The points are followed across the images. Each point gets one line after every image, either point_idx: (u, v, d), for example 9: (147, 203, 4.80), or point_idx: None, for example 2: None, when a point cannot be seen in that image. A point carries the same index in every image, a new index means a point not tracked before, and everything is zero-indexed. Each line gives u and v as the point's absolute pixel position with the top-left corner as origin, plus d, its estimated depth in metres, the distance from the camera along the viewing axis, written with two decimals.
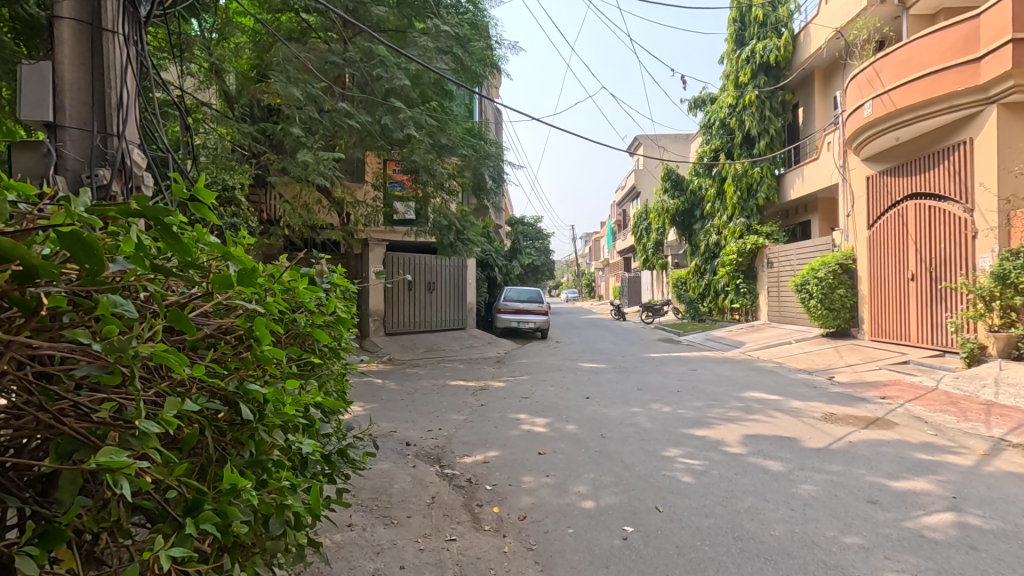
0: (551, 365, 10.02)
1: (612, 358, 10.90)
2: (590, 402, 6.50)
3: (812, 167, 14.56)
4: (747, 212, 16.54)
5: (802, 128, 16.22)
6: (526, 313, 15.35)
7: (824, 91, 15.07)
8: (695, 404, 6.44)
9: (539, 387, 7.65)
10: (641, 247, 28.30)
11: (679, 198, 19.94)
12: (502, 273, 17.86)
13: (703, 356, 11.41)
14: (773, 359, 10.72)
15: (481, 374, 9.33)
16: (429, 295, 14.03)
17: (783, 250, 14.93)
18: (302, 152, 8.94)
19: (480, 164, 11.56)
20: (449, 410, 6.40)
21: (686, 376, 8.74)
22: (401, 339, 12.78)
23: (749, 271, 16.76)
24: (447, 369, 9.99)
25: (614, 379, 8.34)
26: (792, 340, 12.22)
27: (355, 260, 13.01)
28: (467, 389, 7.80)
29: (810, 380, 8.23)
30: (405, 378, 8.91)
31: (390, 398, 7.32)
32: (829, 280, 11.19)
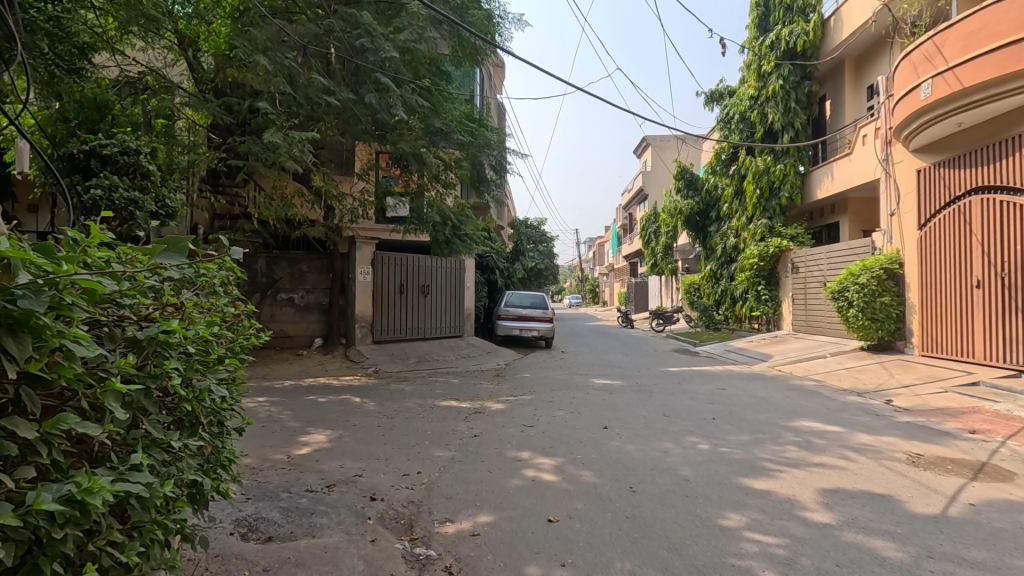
0: (558, 381, 8.76)
1: (627, 373, 9.62)
2: (609, 436, 5.22)
3: (844, 163, 13.34)
4: (769, 212, 15.27)
5: (830, 121, 15.01)
6: (529, 320, 14.11)
7: (856, 81, 13.94)
8: (742, 439, 5.17)
9: (544, 412, 6.39)
10: (649, 250, 27.03)
11: (694, 198, 18.70)
12: (504, 276, 16.64)
13: (728, 371, 10.14)
14: (810, 376, 9.43)
15: (477, 391, 8.10)
16: (423, 300, 12.79)
17: (809, 253, 13.67)
18: (270, 132, 7.80)
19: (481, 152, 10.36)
20: (435, 444, 5.14)
21: (717, 397, 7.44)
22: (391, 349, 11.53)
23: (770, 277, 15.51)
24: (439, 384, 8.75)
25: (634, 401, 7.05)
26: (827, 353, 10.94)
27: (341, 260, 11.80)
28: (460, 412, 6.54)
29: (865, 404, 6.95)
30: (389, 395, 7.66)
31: (367, 422, 6.11)
32: (872, 287, 9.95)
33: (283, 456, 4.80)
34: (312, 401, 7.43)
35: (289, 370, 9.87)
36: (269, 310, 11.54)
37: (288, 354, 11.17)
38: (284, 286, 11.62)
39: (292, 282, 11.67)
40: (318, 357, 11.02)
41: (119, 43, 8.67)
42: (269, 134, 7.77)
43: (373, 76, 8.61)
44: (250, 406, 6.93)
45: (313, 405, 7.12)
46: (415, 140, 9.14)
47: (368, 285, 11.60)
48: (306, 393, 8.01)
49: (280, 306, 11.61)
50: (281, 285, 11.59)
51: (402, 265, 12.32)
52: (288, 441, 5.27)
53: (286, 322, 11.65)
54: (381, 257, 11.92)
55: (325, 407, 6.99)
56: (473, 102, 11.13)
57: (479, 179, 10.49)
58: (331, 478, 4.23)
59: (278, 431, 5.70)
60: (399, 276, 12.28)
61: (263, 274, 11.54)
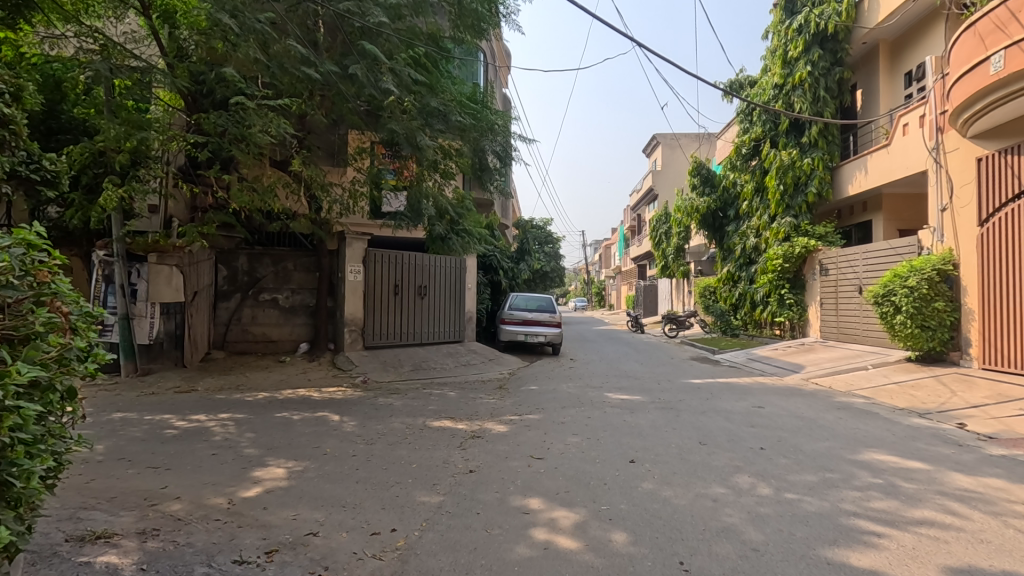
0: (569, 396, 7.67)
1: (646, 386, 8.53)
2: (639, 475, 4.13)
3: (879, 156, 12.25)
4: (794, 210, 14.14)
5: (862, 112, 13.97)
6: (535, 325, 13.04)
7: (892, 67, 12.93)
8: (810, 482, 4.06)
9: (554, 438, 5.29)
10: (661, 252, 25.93)
11: (710, 196, 17.59)
12: (508, 277, 15.55)
13: (760, 385, 9.02)
14: (855, 391, 8.31)
15: (477, 407, 7.03)
16: (420, 301, 11.73)
17: (841, 254, 12.53)
18: (237, 98, 6.98)
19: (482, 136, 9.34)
20: (419, 484, 4.07)
21: (757, 419, 6.32)
22: (383, 355, 10.48)
23: (796, 280, 14.32)
24: (433, 398, 7.68)
25: (660, 424, 5.95)
26: (868, 364, 9.81)
27: (329, 257, 10.78)
28: (454, 437, 5.46)
29: (937, 430, 5.82)
30: (373, 412, 6.60)
31: (341, 450, 5.04)
32: (923, 291, 8.84)
33: (223, 500, 3.74)
34: (285, 418, 6.39)
35: (267, 380, 8.83)
36: (250, 312, 10.52)
37: (270, 360, 10.13)
38: (267, 286, 10.62)
39: (276, 281, 10.69)
40: (302, 364, 9.98)
41: (76, 10, 7.73)
42: (235, 100, 6.90)
43: (361, 46, 7.63)
44: (208, 426, 5.89)
45: (284, 425, 6.07)
46: (407, 120, 8.07)
47: (359, 285, 10.55)
48: (280, 408, 6.95)
49: (262, 308, 10.60)
50: (264, 284, 10.60)
51: (397, 264, 11.26)
52: (237, 477, 4.21)
53: (269, 325, 10.62)
54: (374, 255, 10.85)
55: (297, 428, 5.94)
56: (478, 84, 10.13)
57: (481, 166, 9.71)
58: (274, 538, 3.16)
59: (229, 461, 4.65)
60: (394, 276, 11.22)
61: (244, 272, 10.53)
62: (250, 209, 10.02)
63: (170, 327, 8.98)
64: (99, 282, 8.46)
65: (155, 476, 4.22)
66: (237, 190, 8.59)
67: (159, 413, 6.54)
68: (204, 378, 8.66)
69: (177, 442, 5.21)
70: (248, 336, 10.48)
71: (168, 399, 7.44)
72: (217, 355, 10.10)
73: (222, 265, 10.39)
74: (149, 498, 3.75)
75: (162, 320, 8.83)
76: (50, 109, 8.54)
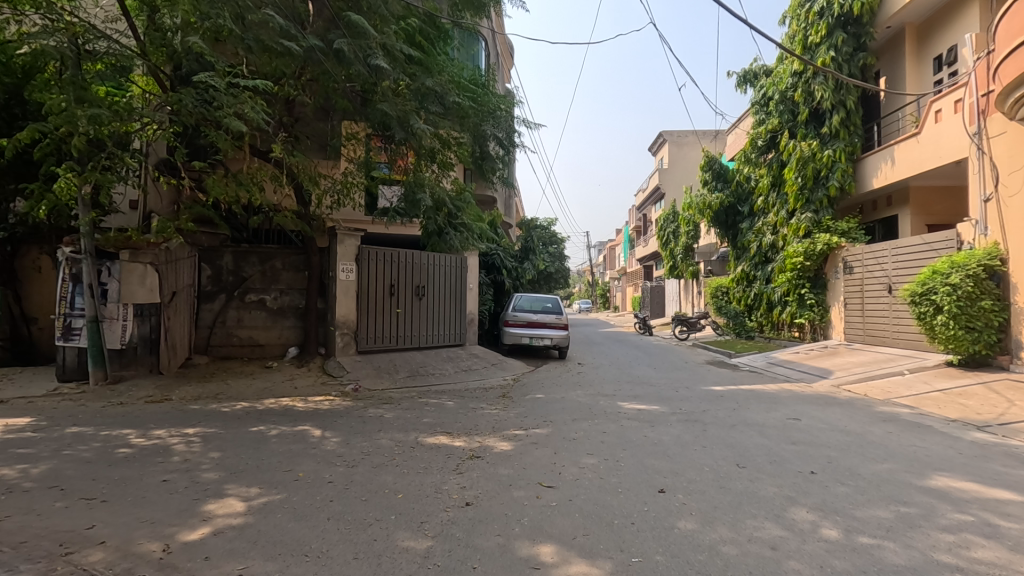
0: (580, 407, 6.90)
1: (664, 395, 7.74)
2: (673, 512, 3.37)
3: (908, 146, 11.49)
4: (814, 205, 13.34)
5: (885, 101, 13.21)
6: (540, 327, 12.29)
7: (920, 52, 12.19)
8: (884, 521, 3.30)
9: (567, 459, 4.53)
10: (669, 252, 25.19)
11: (723, 191, 16.79)
12: (512, 277, 14.80)
13: (787, 393, 8.24)
14: (896, 400, 7.51)
15: (478, 420, 6.28)
16: (419, 302, 10.99)
17: (867, 251, 11.73)
18: (203, 73, 6.28)
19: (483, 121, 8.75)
20: (404, 523, 3.32)
21: (797, 433, 5.54)
22: (377, 361, 9.74)
23: (816, 279, 13.51)
24: (428, 408, 6.92)
25: (687, 440, 5.18)
26: (904, 369, 9.00)
27: (319, 254, 10.05)
28: (450, 458, 4.71)
29: (1007, 448, 5.05)
30: (360, 427, 5.84)
31: (316, 474, 4.29)
32: (967, 289, 8.05)
33: (158, 547, 3.01)
34: (259, 433, 5.64)
35: (250, 388, 8.10)
36: (235, 314, 9.79)
37: (256, 366, 9.40)
38: (253, 286, 9.89)
39: (263, 281, 9.96)
40: (290, 370, 9.25)
41: None
42: (200, 77, 6.19)
43: (348, 19, 6.91)
44: (170, 444, 5.15)
45: (256, 442, 5.32)
46: (400, 102, 7.38)
47: (352, 285, 9.83)
48: (256, 420, 6.21)
49: (248, 310, 9.86)
50: (250, 284, 9.87)
51: (393, 262, 10.53)
52: (183, 514, 3.48)
53: (256, 328, 9.88)
54: (367, 252, 10.13)
55: (271, 445, 5.19)
56: (479, 67, 9.42)
57: (482, 155, 9.07)
58: None
59: (181, 490, 3.92)
60: (390, 274, 10.50)
61: (229, 271, 9.80)
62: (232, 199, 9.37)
63: (144, 331, 8.14)
64: (66, 281, 7.77)
65: (85, 512, 3.49)
66: (211, 178, 7.93)
67: (119, 427, 5.79)
68: (182, 386, 7.93)
69: (126, 465, 4.47)
70: (233, 340, 9.75)
71: (136, 411, 6.69)
72: (200, 360, 9.37)
73: (205, 264, 9.67)
74: (67, 544, 3.03)
75: (136, 323, 8.10)
76: (14, 94, 7.89)
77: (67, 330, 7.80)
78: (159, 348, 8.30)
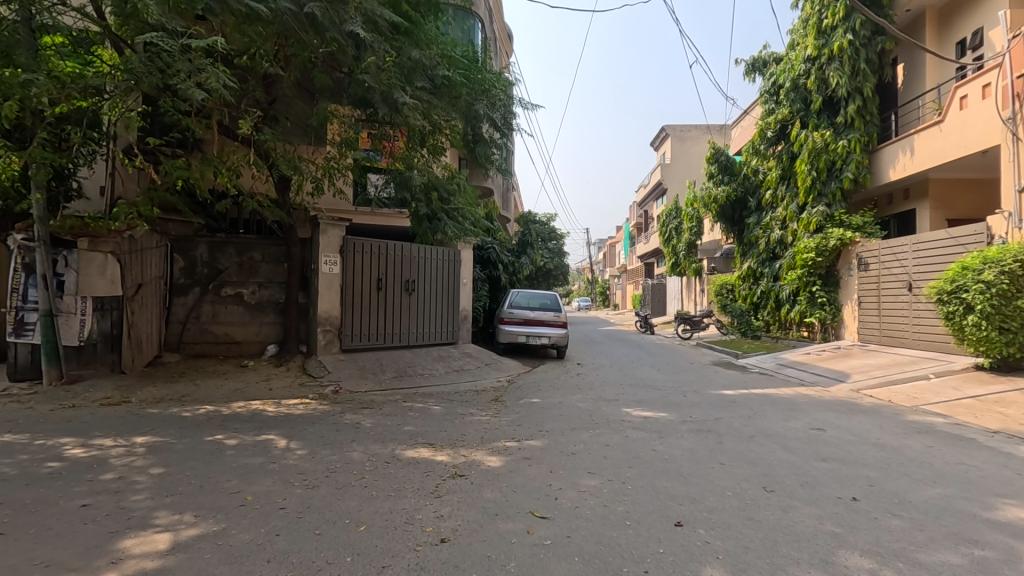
0: (580, 414, 6.23)
1: (672, 401, 7.08)
2: (696, 557, 2.71)
3: (928, 135, 10.85)
4: (826, 198, 12.67)
5: (903, 89, 12.59)
6: (537, 325, 11.64)
7: (942, 38, 11.60)
8: (960, 570, 2.64)
9: (565, 481, 3.86)
10: (671, 249, 24.53)
11: (730, 185, 16.11)
12: (509, 272, 14.12)
13: (805, 398, 7.59)
14: (926, 407, 6.85)
15: (466, 429, 5.61)
16: (408, 297, 10.32)
17: (884, 246, 11.06)
18: (152, 34, 5.57)
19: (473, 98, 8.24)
20: (360, 569, 2.66)
21: (826, 448, 4.88)
22: (363, 360, 9.09)
23: (828, 276, 12.84)
24: (412, 415, 6.26)
25: (702, 455, 4.51)
26: (929, 372, 8.34)
27: (301, 246, 9.37)
28: (428, 477, 4.05)
29: None
30: (331, 436, 5.17)
31: (267, 497, 3.62)
32: (1002, 286, 7.40)
33: None
34: (217, 442, 4.96)
35: (220, 389, 7.44)
36: (210, 308, 9.12)
37: (231, 365, 8.74)
38: (230, 279, 9.23)
39: (241, 274, 9.30)
40: (267, 370, 8.61)
41: None
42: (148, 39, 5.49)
43: None
44: (108, 456, 4.47)
45: (210, 453, 4.64)
46: (381, 74, 6.76)
47: (335, 279, 9.18)
48: (217, 428, 5.53)
49: (224, 304, 9.19)
50: (227, 277, 9.21)
51: (381, 255, 9.86)
52: (89, 554, 2.81)
53: (232, 324, 9.22)
54: (353, 244, 9.45)
55: (225, 458, 4.52)
56: (473, 42, 8.73)
57: (475, 138, 8.43)
58: None
59: (99, 519, 3.24)
60: (378, 268, 9.82)
61: (204, 262, 9.14)
62: (205, 185, 8.71)
63: (103, 327, 7.54)
64: (17, 271, 7.14)
65: None
66: (169, 161, 7.28)
67: (57, 435, 5.10)
68: (145, 388, 7.25)
69: (46, 484, 3.78)
70: (207, 336, 9.09)
71: (86, 415, 6.00)
72: (170, 359, 8.70)
73: (178, 255, 9.00)
74: None
75: (96, 318, 7.45)
76: None
77: (19, 325, 7.17)
78: (121, 345, 7.66)
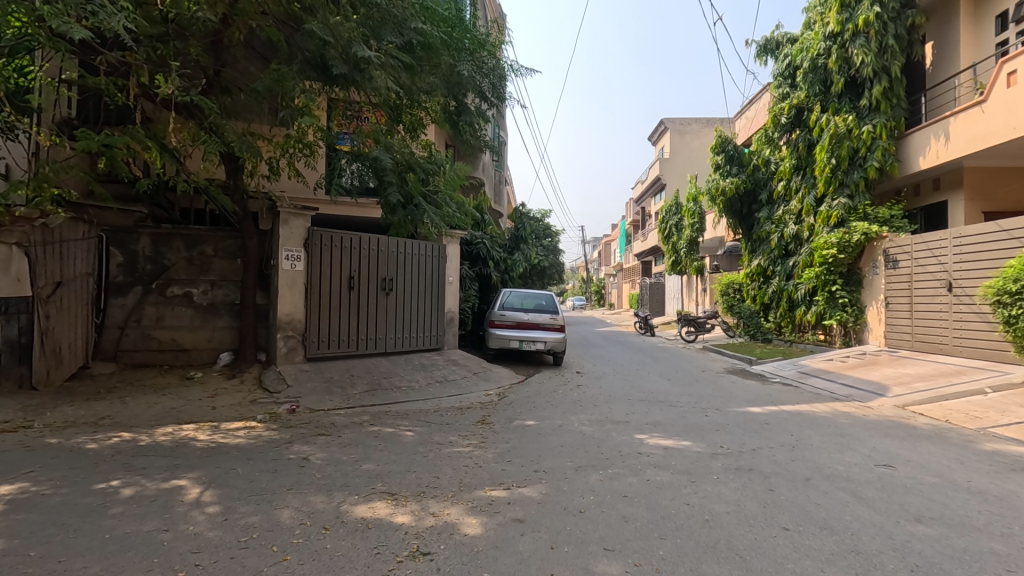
0: (584, 443, 5.03)
1: (693, 423, 5.90)
2: None
3: (967, 117, 9.72)
4: (848, 189, 11.53)
5: (934, 69, 11.48)
6: (532, 329, 10.44)
7: (980, 11, 10.52)
8: None
9: (571, 569, 2.67)
10: (672, 246, 23.46)
11: (739, 176, 14.94)
12: (500, 270, 12.91)
13: (846, 417, 6.45)
14: (999, 431, 5.70)
15: (440, 467, 4.39)
16: (385, 298, 9.11)
17: (919, 240, 9.93)
18: None
19: (453, 59, 6.96)
20: None
21: (911, 499, 3.70)
22: (331, 371, 7.87)
23: (849, 275, 11.70)
24: (376, 445, 5.03)
25: (756, 516, 3.33)
26: (986, 387, 7.20)
27: (258, 238, 8.10)
28: (377, 557, 2.83)
29: None
30: (263, 481, 3.94)
31: None
32: None
33: None
34: (105, 490, 3.72)
35: (151, 408, 6.20)
36: (154, 311, 7.86)
37: (174, 377, 7.48)
38: (177, 276, 7.97)
39: (190, 271, 8.05)
40: (216, 383, 7.36)
41: None
42: None
43: None
44: None
45: (88, 510, 3.42)
46: (336, 21, 5.62)
47: (299, 277, 7.95)
48: (118, 466, 4.28)
49: (170, 305, 7.93)
50: (174, 274, 7.96)
51: (353, 249, 8.63)
52: None
53: (180, 329, 7.96)
54: (319, 236, 8.21)
55: (103, 519, 3.29)
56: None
57: (458, 108, 7.27)
58: None
59: None
60: (350, 264, 8.59)
61: (147, 257, 7.88)
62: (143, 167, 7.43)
63: (9, 334, 6.34)
64: None
65: None
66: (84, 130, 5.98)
67: None
68: (57, 409, 5.99)
69: None
70: (150, 343, 7.82)
71: None
72: (103, 369, 7.43)
73: (115, 249, 7.74)
74: None
75: None
76: None
77: None
78: (32, 356, 6.45)
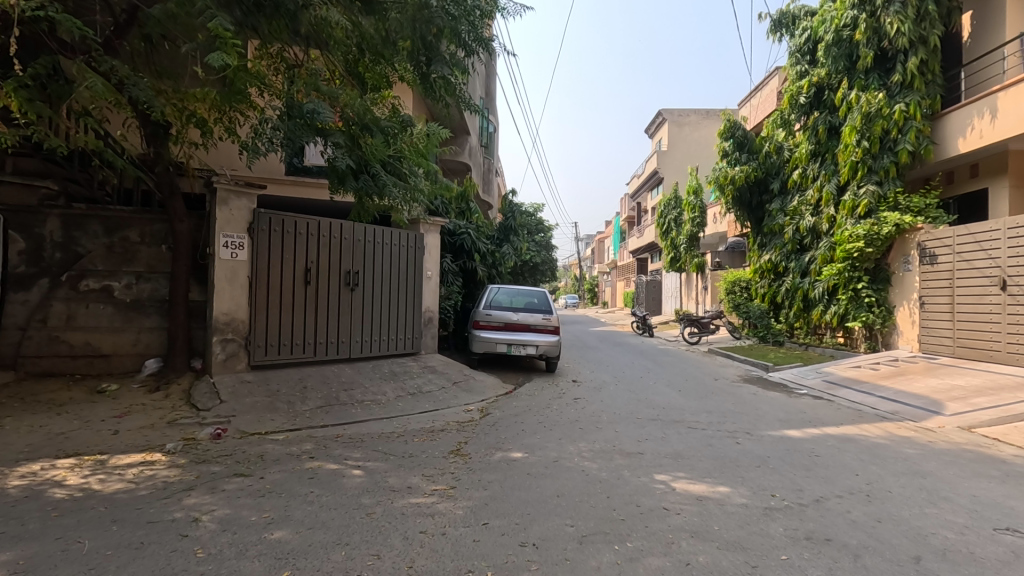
0: (590, 491, 3.72)
1: (726, 456, 4.61)
2: None
3: (1016, 92, 8.50)
4: (877, 175, 10.27)
5: (973, 42, 10.29)
6: (522, 331, 9.13)
7: None
8: None
9: None
10: (670, 242, 22.27)
11: (749, 164, 13.69)
12: (487, 264, 11.57)
13: (911, 445, 5.19)
14: None
15: (385, 535, 3.07)
16: (349, 294, 7.75)
17: (964, 231, 8.71)
18: None
19: None
20: None
21: None
22: (278, 382, 6.53)
23: (876, 272, 10.49)
24: (306, 493, 3.69)
25: None
26: None
27: (192, 222, 6.72)
28: None
29: None
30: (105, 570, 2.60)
31: None
32: None
33: None
34: None
35: (32, 434, 4.82)
36: (63, 308, 6.44)
37: (83, 390, 6.09)
38: (92, 267, 6.56)
39: (109, 261, 6.65)
40: (134, 398, 5.99)
41: None
42: None
43: None
44: None
45: None
46: None
47: (241, 268, 6.61)
48: None
49: (84, 302, 6.51)
50: (88, 264, 6.56)
51: (309, 236, 7.25)
52: None
53: (96, 330, 6.56)
54: (265, 220, 6.82)
55: None
56: None
57: (429, 57, 5.88)
58: None
59: None
60: (305, 254, 7.22)
61: (56, 243, 6.49)
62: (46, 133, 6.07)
63: None
64: None
65: None
66: None
67: None
68: None
69: None
70: (59, 348, 6.42)
71: None
72: None
73: (15, 233, 6.34)
74: None
75: None
76: None
77: None
78: None
